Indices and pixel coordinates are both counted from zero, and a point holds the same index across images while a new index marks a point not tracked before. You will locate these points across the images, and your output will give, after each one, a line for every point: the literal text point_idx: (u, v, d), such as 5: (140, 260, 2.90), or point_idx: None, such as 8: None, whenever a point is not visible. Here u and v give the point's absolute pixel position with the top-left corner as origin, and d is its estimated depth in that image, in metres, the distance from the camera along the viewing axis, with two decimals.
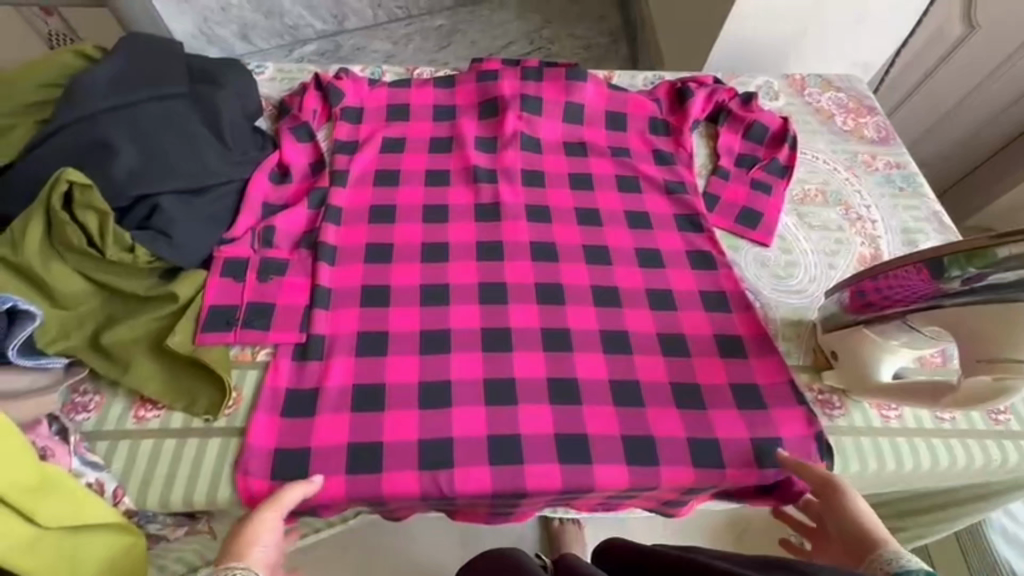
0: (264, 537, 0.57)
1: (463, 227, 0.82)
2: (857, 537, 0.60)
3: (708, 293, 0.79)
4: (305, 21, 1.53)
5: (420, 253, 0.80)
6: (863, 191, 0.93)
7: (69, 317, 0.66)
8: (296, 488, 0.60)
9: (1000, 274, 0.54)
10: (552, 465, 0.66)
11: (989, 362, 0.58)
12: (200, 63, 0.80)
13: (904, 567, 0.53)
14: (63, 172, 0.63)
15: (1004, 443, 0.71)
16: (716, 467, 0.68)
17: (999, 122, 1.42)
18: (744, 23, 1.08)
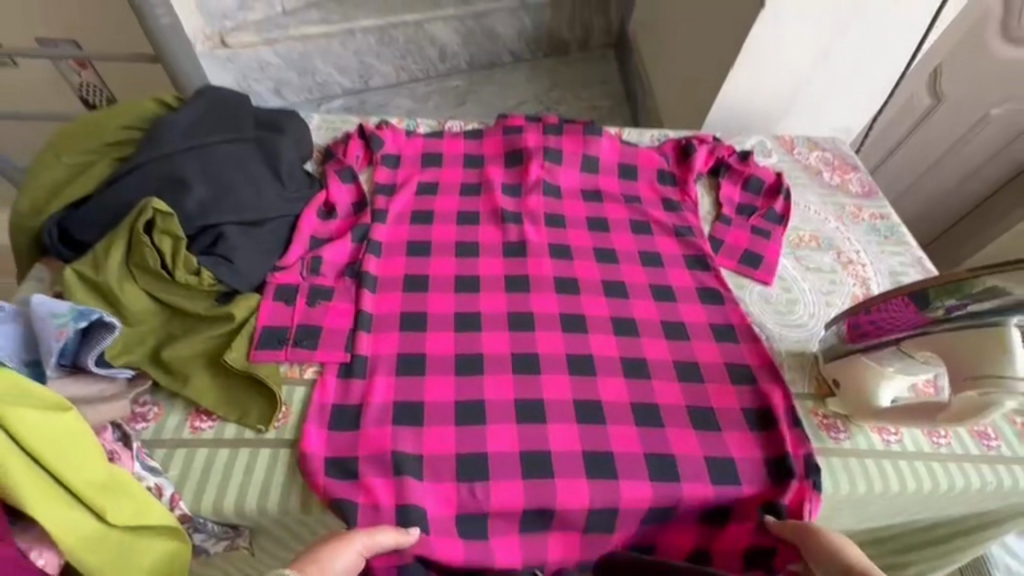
0: (339, 558, 0.58)
1: (492, 262, 0.90)
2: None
3: (718, 325, 0.86)
4: (334, 79, 1.67)
5: (453, 284, 0.87)
6: (853, 238, 1.03)
7: (134, 333, 0.72)
8: (389, 533, 0.62)
9: (977, 304, 0.63)
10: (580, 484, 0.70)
11: (974, 378, 0.64)
12: (264, 113, 0.90)
13: None
14: (149, 201, 0.72)
15: (998, 467, 0.77)
16: (732, 486, 0.72)
17: (978, 176, 1.60)
18: (737, 92, 1.22)
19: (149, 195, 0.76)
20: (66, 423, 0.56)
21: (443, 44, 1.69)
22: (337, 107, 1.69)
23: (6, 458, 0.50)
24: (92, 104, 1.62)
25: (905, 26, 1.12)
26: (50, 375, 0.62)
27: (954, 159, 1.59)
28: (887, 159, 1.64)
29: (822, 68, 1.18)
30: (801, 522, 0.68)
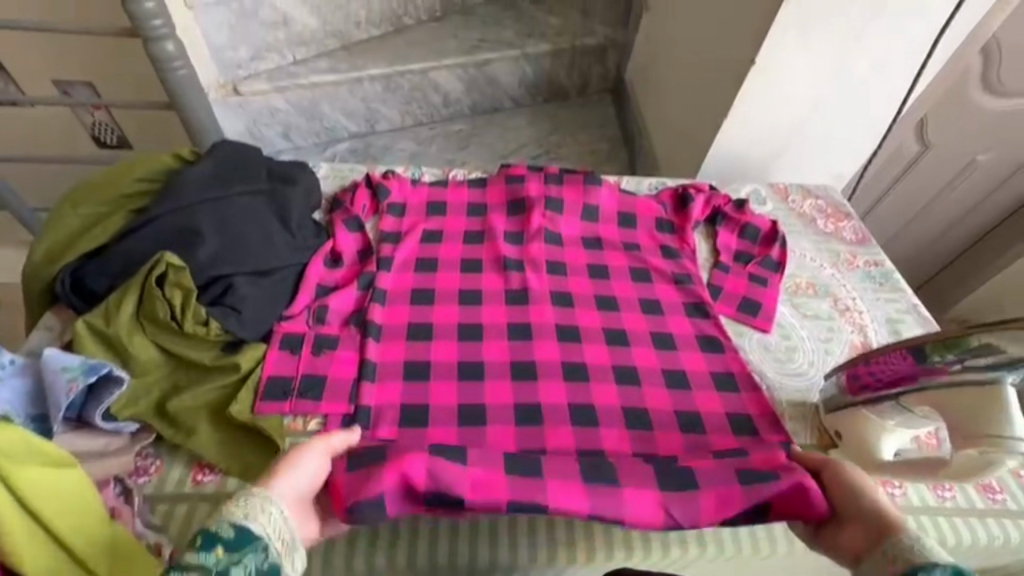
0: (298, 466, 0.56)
1: (494, 309, 0.91)
2: (878, 517, 0.54)
3: (720, 375, 0.87)
4: (341, 124, 1.73)
5: (456, 332, 0.88)
6: (849, 284, 1.05)
7: (140, 384, 0.72)
8: (340, 434, 0.62)
9: (976, 359, 0.63)
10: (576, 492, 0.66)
11: (971, 438, 0.65)
12: (276, 165, 0.93)
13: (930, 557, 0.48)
14: (164, 255, 0.74)
15: (1004, 522, 0.76)
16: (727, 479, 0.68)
17: (962, 223, 1.67)
18: (730, 141, 1.27)
19: (161, 249, 0.78)
20: (75, 491, 0.55)
21: (446, 91, 1.75)
22: (343, 150, 1.74)
23: (13, 530, 0.50)
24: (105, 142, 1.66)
25: (889, 83, 1.18)
26: (56, 430, 0.65)
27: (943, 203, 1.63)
28: (877, 205, 1.68)
29: (813, 119, 1.23)
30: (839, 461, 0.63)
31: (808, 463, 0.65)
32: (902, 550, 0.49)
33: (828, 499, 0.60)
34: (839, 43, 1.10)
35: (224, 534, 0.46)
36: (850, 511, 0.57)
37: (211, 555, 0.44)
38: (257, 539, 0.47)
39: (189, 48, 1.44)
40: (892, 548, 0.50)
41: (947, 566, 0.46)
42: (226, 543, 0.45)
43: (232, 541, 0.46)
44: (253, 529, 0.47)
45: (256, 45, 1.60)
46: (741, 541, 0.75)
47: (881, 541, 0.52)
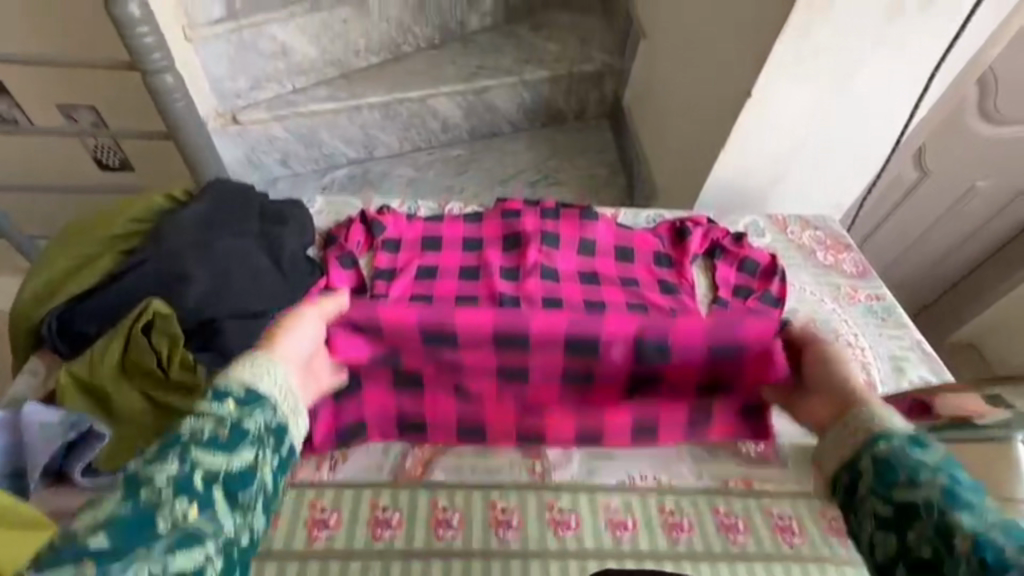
0: (300, 329, 0.72)
1: (483, 314, 0.83)
2: (847, 394, 0.64)
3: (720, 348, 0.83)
4: (339, 150, 1.72)
5: (443, 338, 0.82)
6: (849, 319, 1.03)
7: (127, 436, 0.70)
8: (331, 301, 0.79)
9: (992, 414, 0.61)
10: (556, 357, 0.84)
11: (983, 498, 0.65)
12: (271, 204, 0.93)
13: (883, 434, 0.56)
14: (151, 303, 0.72)
15: None
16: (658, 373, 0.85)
17: (960, 250, 1.66)
18: (727, 171, 1.27)
19: (147, 295, 0.77)
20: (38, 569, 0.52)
21: (445, 117, 1.73)
22: (341, 177, 1.73)
23: None
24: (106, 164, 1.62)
25: (884, 116, 1.18)
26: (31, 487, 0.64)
27: (942, 228, 1.62)
28: (876, 230, 1.66)
29: (810, 149, 1.23)
30: (830, 347, 0.74)
31: (798, 339, 0.78)
32: (864, 425, 0.58)
33: (811, 373, 0.72)
34: (834, 76, 1.10)
35: (235, 395, 0.56)
36: (827, 388, 0.68)
37: (224, 407, 0.54)
38: (263, 399, 0.57)
39: (188, 78, 1.47)
40: (851, 420, 0.60)
41: (904, 438, 0.55)
42: (238, 399, 0.56)
43: (242, 398, 0.56)
44: (259, 391, 0.58)
45: (256, 75, 1.61)
46: None
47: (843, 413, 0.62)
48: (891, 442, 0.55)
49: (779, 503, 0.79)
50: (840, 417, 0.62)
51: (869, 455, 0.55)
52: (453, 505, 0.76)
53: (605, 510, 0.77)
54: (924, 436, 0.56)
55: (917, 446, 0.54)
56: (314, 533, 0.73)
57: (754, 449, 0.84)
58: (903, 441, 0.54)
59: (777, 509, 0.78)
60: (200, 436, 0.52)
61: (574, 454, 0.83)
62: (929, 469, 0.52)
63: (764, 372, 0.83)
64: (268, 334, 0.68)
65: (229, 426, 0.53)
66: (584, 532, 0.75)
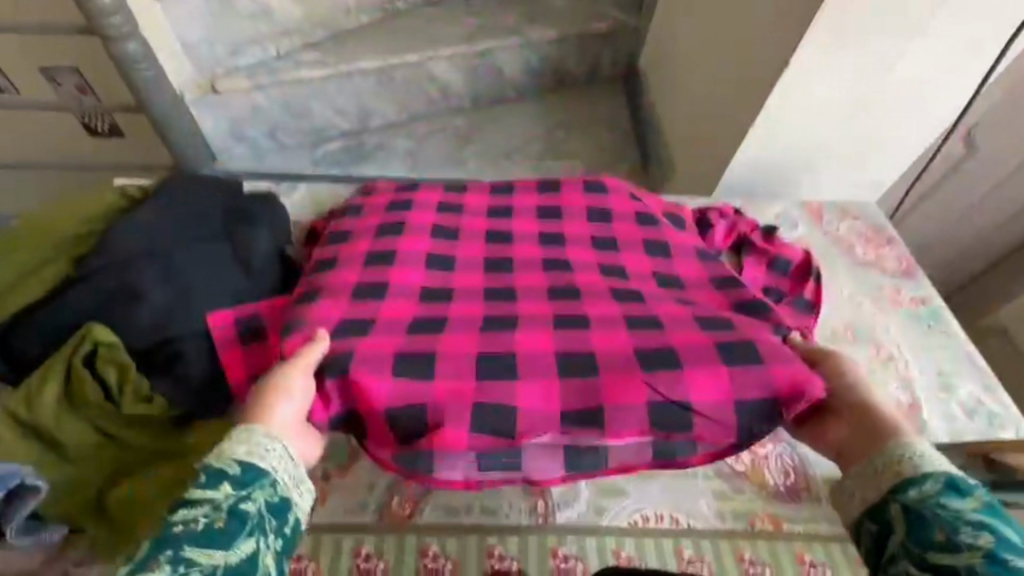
0: (292, 392, 0.58)
1: (469, 276, 0.76)
2: (876, 421, 0.59)
3: (744, 402, 0.63)
4: (331, 122, 1.47)
5: (421, 371, 0.63)
6: (893, 329, 0.91)
7: (73, 475, 0.63)
8: (316, 349, 0.61)
9: None
10: (553, 401, 0.63)
11: None
12: (237, 204, 0.82)
13: (919, 469, 0.52)
14: (89, 329, 0.65)
15: None
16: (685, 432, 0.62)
17: (994, 237, 1.42)
18: (754, 150, 1.10)
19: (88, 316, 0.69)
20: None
21: (446, 84, 1.50)
22: (335, 152, 1.49)
23: None
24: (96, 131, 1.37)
25: (931, 92, 1.01)
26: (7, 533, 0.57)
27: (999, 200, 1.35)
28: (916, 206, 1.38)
29: (853, 126, 1.06)
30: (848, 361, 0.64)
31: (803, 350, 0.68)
32: (897, 462, 0.54)
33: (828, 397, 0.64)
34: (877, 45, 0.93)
35: (231, 473, 0.50)
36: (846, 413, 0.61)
37: (217, 490, 0.49)
38: (265, 477, 0.51)
39: (149, 36, 1.19)
40: (887, 455, 0.55)
41: (942, 480, 0.51)
42: (234, 480, 0.49)
43: (239, 478, 0.50)
44: (257, 465, 0.51)
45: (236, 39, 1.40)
46: None
47: (876, 445, 0.57)
48: (931, 491, 0.50)
49: (810, 549, 0.71)
50: (869, 451, 0.57)
51: (898, 502, 0.52)
52: (444, 553, 0.69)
53: (615, 557, 0.69)
54: (965, 477, 0.52)
55: (957, 490, 0.50)
56: None
57: (783, 484, 0.75)
58: (942, 487, 0.50)
59: (808, 557, 0.70)
60: (195, 526, 0.46)
61: (581, 492, 0.74)
62: (973, 525, 0.47)
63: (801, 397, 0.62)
64: (259, 399, 0.57)
65: (230, 509, 0.47)
66: None
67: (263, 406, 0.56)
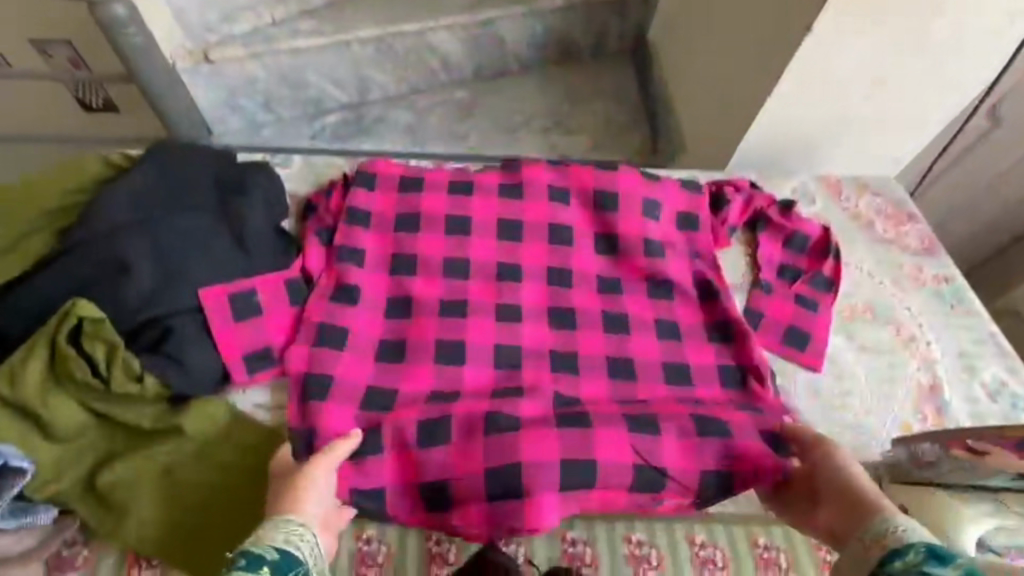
0: (319, 485, 0.59)
1: (482, 327, 0.77)
2: (859, 497, 0.57)
3: (710, 470, 0.68)
4: (328, 94, 1.41)
5: (440, 431, 0.68)
6: (914, 308, 0.88)
7: (64, 455, 0.61)
8: (346, 442, 0.63)
9: None
10: (552, 462, 0.66)
11: None
12: (229, 174, 0.78)
13: (903, 538, 0.49)
14: (74, 305, 0.61)
15: None
16: (657, 499, 0.68)
17: (1010, 218, 1.35)
18: (770, 123, 1.05)
19: (77, 293, 0.66)
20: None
21: (447, 54, 1.43)
22: (332, 126, 1.43)
23: None
24: (90, 105, 1.31)
25: (960, 57, 0.95)
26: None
27: None
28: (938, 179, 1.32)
29: (875, 97, 1.01)
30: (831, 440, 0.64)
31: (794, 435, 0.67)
32: (881, 535, 0.51)
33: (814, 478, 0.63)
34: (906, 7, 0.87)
35: (270, 557, 0.50)
36: (829, 493, 0.60)
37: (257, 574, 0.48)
38: (296, 566, 0.51)
39: (143, 6, 1.12)
40: (870, 532, 0.52)
41: (921, 550, 0.47)
42: (273, 565, 0.50)
43: (277, 564, 0.50)
44: (292, 553, 0.51)
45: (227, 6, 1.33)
46: None
47: (862, 522, 0.54)
48: (909, 562, 0.46)
49: None
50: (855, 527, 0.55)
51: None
52: (448, 537, 0.68)
53: (626, 541, 0.67)
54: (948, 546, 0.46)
55: (936, 561, 0.45)
56: None
57: None
58: (924, 557, 0.46)
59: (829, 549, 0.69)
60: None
61: None
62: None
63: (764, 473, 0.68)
64: (286, 489, 0.58)
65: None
66: (600, 567, 0.66)
67: (294, 491, 0.58)
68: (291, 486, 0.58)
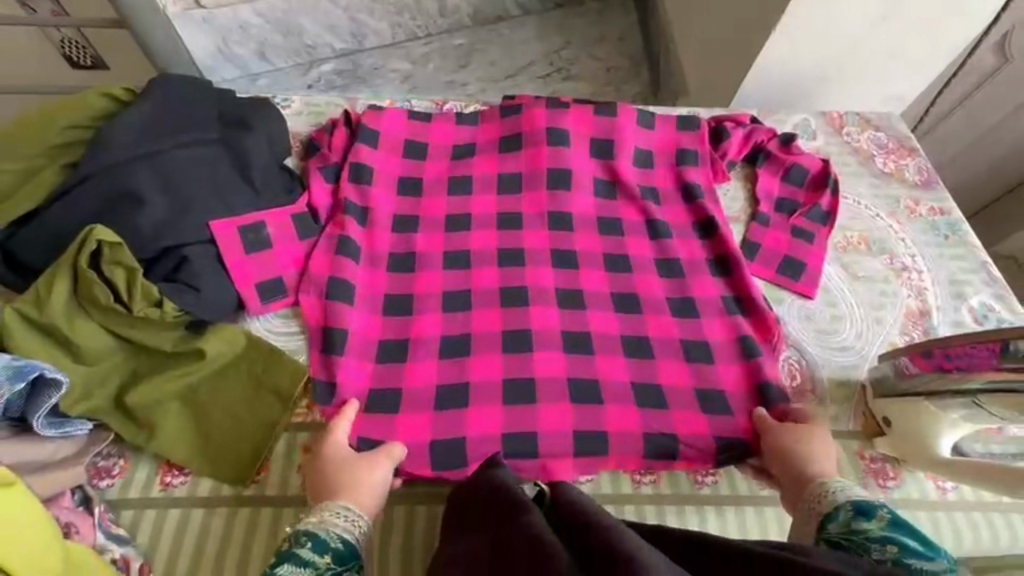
0: (376, 483, 0.61)
1: (484, 260, 0.79)
2: (801, 468, 0.64)
3: (723, 438, 0.70)
4: (323, 39, 1.37)
5: (458, 365, 0.72)
6: (908, 239, 0.89)
7: (92, 374, 0.64)
8: (393, 453, 0.64)
9: None
10: (556, 399, 0.71)
11: None
12: (232, 109, 0.78)
13: (833, 501, 0.58)
14: (92, 229, 0.63)
15: None
16: (671, 462, 0.70)
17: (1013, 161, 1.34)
18: (773, 60, 1.04)
19: (89, 222, 0.67)
20: (35, 521, 0.48)
21: None
22: (329, 74, 1.40)
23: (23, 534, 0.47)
24: (79, 61, 1.28)
25: None
26: (39, 425, 0.58)
27: None
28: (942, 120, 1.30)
29: (881, 30, 0.99)
30: (819, 426, 0.68)
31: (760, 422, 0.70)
32: (819, 500, 0.59)
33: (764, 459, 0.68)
34: None
35: (334, 546, 0.54)
36: (780, 473, 0.66)
37: (321, 556, 0.53)
38: (357, 558, 0.55)
39: None
40: (813, 499, 0.60)
41: (850, 508, 0.56)
42: (336, 552, 0.54)
43: (341, 553, 0.54)
44: (352, 545, 0.56)
45: None
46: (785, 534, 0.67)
47: (804, 488, 0.62)
48: (844, 519, 0.55)
49: None
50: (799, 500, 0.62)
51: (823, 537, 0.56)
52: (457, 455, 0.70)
53: None
54: (871, 500, 0.56)
55: (863, 514, 0.55)
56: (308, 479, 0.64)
57: (789, 385, 0.75)
58: (853, 515, 0.55)
59: None
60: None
61: None
62: (879, 542, 0.52)
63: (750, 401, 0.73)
64: (343, 478, 0.61)
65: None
66: (600, 479, 0.69)
67: (355, 483, 0.60)
68: (349, 476, 0.61)
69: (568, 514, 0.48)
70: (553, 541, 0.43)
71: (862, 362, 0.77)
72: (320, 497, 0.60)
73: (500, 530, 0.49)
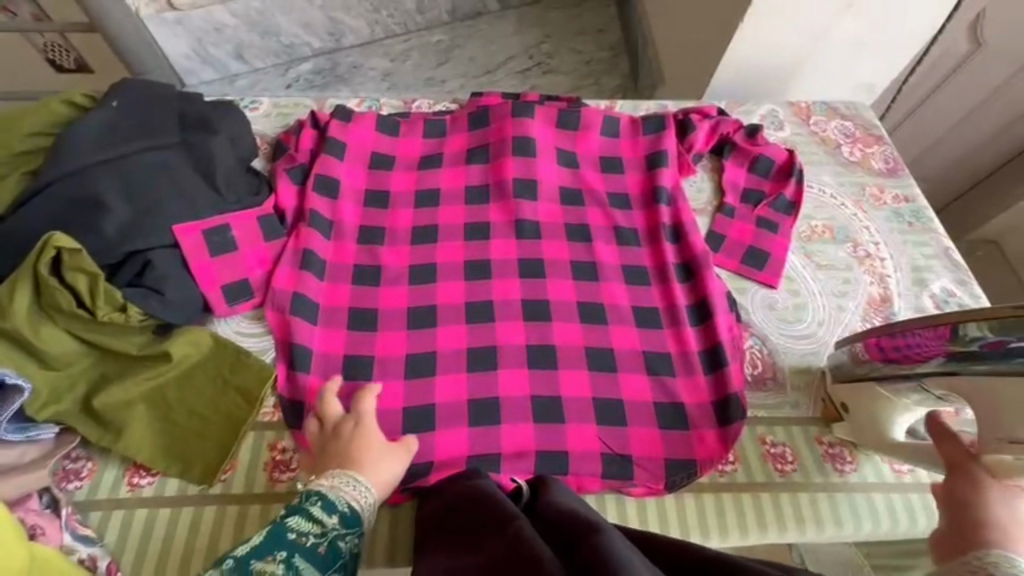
0: (383, 464, 0.62)
1: (450, 261, 0.80)
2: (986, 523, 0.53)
3: (676, 459, 0.71)
4: (300, 39, 1.37)
5: (424, 365, 0.73)
6: (872, 226, 0.90)
7: (59, 378, 0.65)
8: (399, 459, 0.63)
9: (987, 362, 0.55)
10: (522, 397, 0.72)
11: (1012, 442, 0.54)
12: (194, 111, 0.79)
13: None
14: (51, 237, 0.64)
15: None
16: (629, 484, 0.69)
17: None
18: (745, 50, 1.04)
19: (53, 228, 0.68)
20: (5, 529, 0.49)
21: None
22: (306, 73, 1.40)
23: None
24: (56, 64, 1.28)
25: None
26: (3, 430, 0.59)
27: None
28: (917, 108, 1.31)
29: (850, 20, 1.00)
30: None
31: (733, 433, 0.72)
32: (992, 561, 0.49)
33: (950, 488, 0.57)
34: None
35: (342, 509, 0.56)
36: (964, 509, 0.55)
37: (330, 516, 0.56)
38: (359, 523, 0.57)
39: None
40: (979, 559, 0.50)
41: None
42: (342, 516, 0.56)
43: (346, 519, 0.56)
44: (358, 511, 0.57)
45: None
46: (743, 522, 0.68)
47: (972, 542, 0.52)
48: None
49: (771, 431, 0.74)
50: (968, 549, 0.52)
51: None
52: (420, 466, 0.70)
53: None
54: None
55: None
56: (276, 476, 0.65)
57: (750, 373, 0.77)
58: None
59: (769, 438, 0.73)
60: (307, 541, 0.54)
61: None
62: None
63: (711, 389, 0.74)
64: (354, 445, 0.62)
65: (331, 542, 0.55)
66: None
67: (360, 457, 0.61)
68: (362, 444, 0.62)
69: (550, 513, 0.51)
70: (535, 542, 0.44)
71: (822, 351, 0.79)
72: (332, 462, 0.61)
73: (483, 537, 0.49)
